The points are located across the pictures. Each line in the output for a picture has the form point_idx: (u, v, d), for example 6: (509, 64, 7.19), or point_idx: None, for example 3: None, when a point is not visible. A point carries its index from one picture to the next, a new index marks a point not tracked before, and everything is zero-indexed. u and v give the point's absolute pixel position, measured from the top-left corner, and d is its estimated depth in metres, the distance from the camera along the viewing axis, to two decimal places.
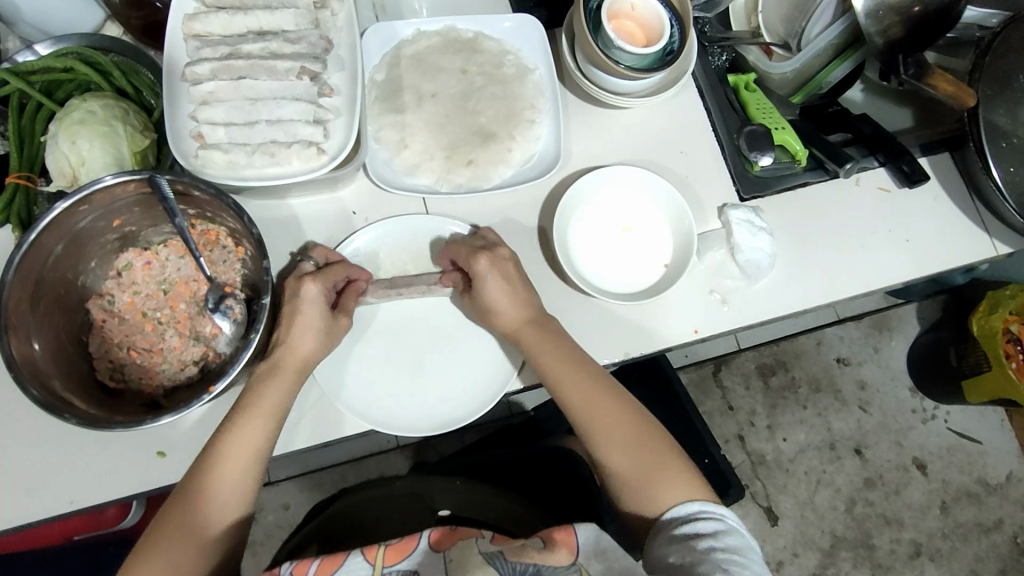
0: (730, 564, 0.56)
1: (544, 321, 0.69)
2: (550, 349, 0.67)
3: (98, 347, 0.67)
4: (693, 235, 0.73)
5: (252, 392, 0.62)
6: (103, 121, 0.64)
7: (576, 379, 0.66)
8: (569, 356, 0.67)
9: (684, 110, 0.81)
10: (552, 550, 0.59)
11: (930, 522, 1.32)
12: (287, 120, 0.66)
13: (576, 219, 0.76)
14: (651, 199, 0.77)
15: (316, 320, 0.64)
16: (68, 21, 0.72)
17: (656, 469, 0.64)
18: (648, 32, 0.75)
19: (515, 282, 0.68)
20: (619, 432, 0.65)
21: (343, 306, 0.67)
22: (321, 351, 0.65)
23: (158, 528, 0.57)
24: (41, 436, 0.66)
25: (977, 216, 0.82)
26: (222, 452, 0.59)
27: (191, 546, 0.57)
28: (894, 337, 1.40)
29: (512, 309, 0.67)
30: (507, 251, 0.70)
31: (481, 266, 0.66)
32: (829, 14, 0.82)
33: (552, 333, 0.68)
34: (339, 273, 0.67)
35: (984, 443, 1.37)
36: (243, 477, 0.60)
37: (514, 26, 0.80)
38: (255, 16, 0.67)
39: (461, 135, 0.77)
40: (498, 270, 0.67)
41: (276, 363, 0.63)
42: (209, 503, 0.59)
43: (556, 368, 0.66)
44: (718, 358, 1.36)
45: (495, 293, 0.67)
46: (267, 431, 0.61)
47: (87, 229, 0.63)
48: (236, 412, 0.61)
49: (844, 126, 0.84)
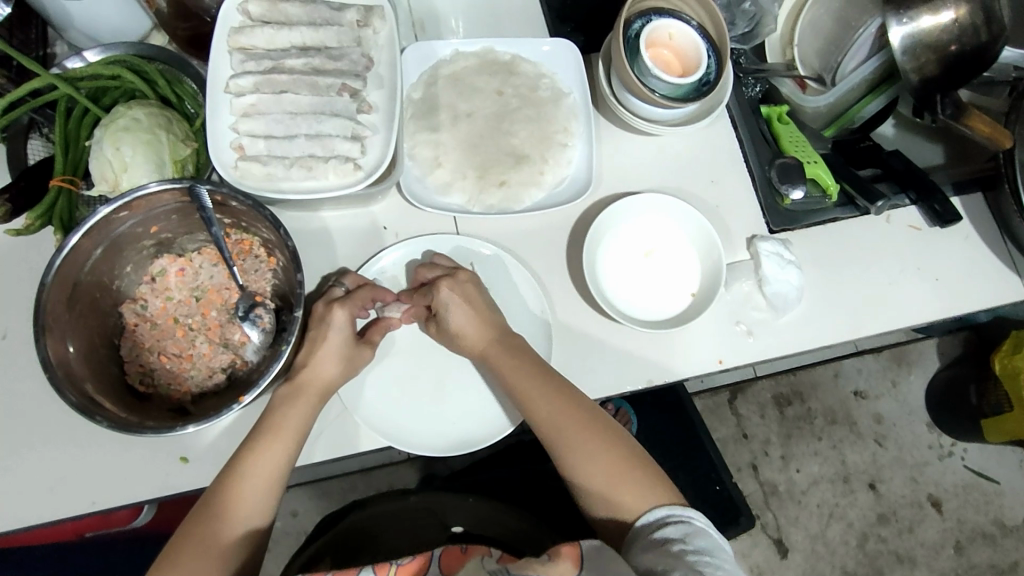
0: (703, 566, 0.57)
1: (508, 340, 0.68)
2: (510, 362, 0.67)
3: (130, 351, 0.68)
4: (722, 264, 0.73)
5: (278, 411, 0.63)
6: (146, 129, 0.66)
7: (542, 394, 0.65)
8: (531, 368, 0.66)
9: (716, 139, 0.81)
10: (556, 561, 0.57)
11: (944, 561, 1.30)
12: (325, 135, 0.67)
13: (610, 236, 0.76)
14: (680, 226, 0.77)
15: (342, 343, 0.65)
16: (117, 29, 0.73)
17: (620, 477, 0.63)
18: (683, 61, 0.76)
19: (471, 310, 0.68)
20: (585, 445, 0.64)
21: (369, 339, 0.68)
22: (347, 369, 0.65)
23: (180, 538, 0.58)
24: (66, 436, 0.67)
25: (1008, 257, 0.81)
26: (247, 465, 0.60)
27: (209, 559, 0.57)
28: (913, 371, 1.39)
29: (478, 331, 0.68)
30: (466, 271, 0.70)
31: (442, 295, 0.67)
32: (864, 51, 0.84)
33: (511, 346, 0.68)
34: (366, 298, 0.67)
35: (1001, 484, 1.35)
36: (265, 488, 0.61)
37: (551, 50, 0.81)
38: (299, 32, 0.69)
39: (494, 156, 0.77)
40: (458, 296, 0.68)
41: (302, 382, 0.64)
42: (231, 511, 0.59)
43: (518, 380, 0.66)
44: (733, 385, 1.36)
45: (458, 322, 0.68)
46: (289, 452, 0.62)
47: (125, 235, 0.65)
48: (261, 425, 0.62)
49: (873, 161, 0.83)
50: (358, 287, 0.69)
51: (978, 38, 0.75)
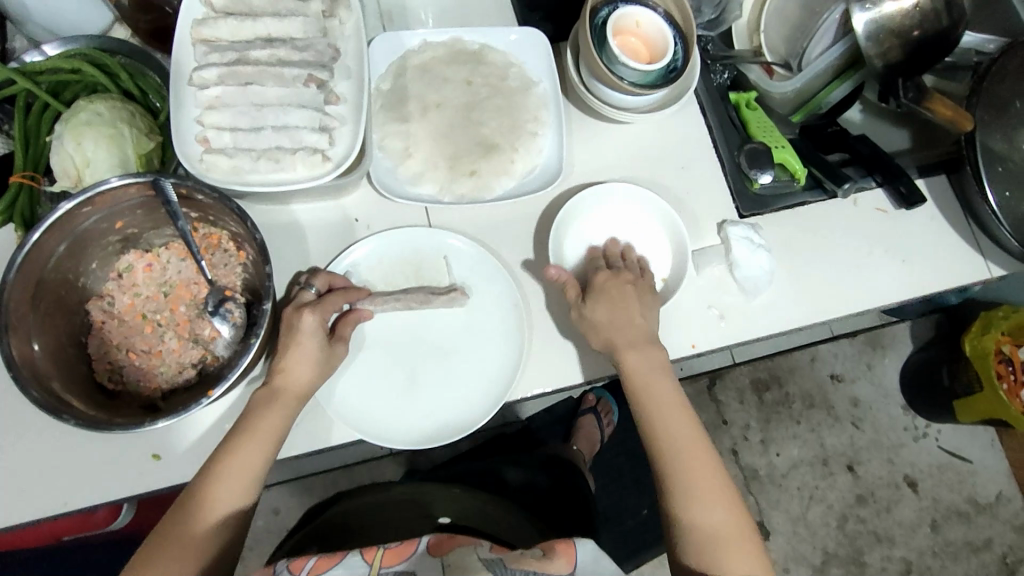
0: None
1: (647, 343, 0.67)
2: (656, 385, 0.66)
3: (97, 349, 0.67)
4: (687, 248, 0.74)
5: (256, 413, 0.61)
6: (109, 122, 0.65)
7: (681, 422, 0.64)
8: (675, 399, 0.66)
9: (686, 126, 0.82)
10: (552, 560, 0.58)
11: (920, 540, 1.32)
12: (292, 127, 0.67)
13: (594, 202, 0.77)
14: (646, 214, 0.78)
15: (314, 349, 0.63)
16: (77, 22, 0.72)
17: (726, 533, 0.59)
18: (651, 48, 0.76)
19: (632, 310, 0.68)
20: (702, 484, 0.61)
21: (340, 334, 0.67)
22: (323, 372, 0.64)
23: (159, 535, 0.57)
24: (35, 436, 0.66)
25: (972, 237, 0.82)
26: (222, 464, 0.59)
27: (185, 557, 0.55)
28: (887, 354, 1.41)
29: (628, 326, 0.67)
30: (649, 279, 0.72)
31: (612, 284, 0.69)
32: (829, 37, 0.85)
33: (657, 368, 0.66)
34: (335, 304, 0.66)
35: (974, 463, 1.38)
36: (246, 485, 0.59)
37: (519, 39, 0.81)
38: (263, 23, 0.68)
39: (465, 145, 0.77)
40: (629, 295, 0.69)
41: (277, 388, 0.62)
42: (202, 512, 0.57)
43: (654, 395, 0.65)
44: (712, 371, 1.37)
45: (604, 313, 0.68)
46: (267, 449, 0.61)
47: (90, 231, 0.64)
48: (238, 428, 0.61)
49: (841, 146, 0.84)
50: (328, 288, 0.68)
51: (939, 23, 0.76)
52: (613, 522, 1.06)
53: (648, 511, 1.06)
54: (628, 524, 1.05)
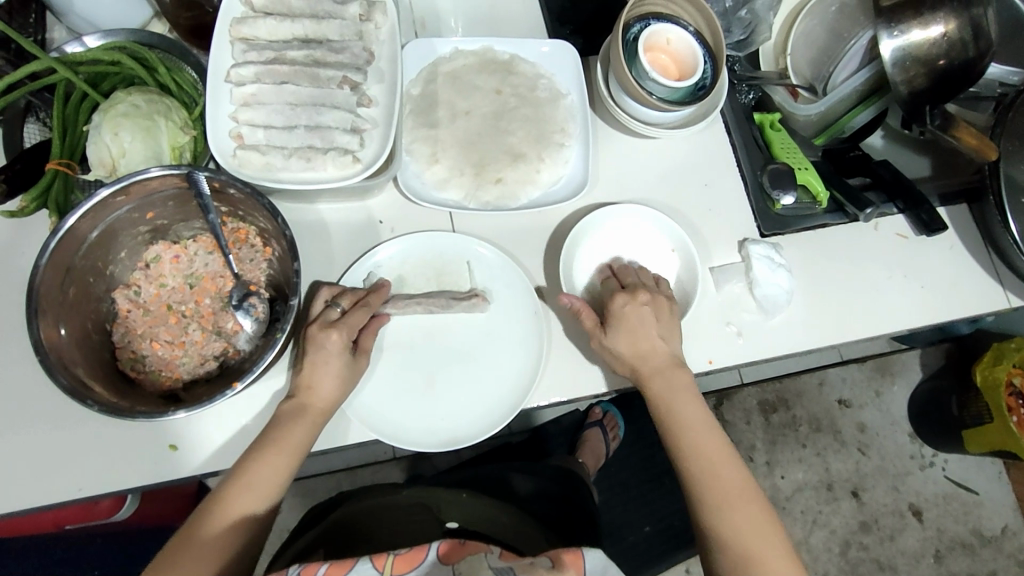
0: None
1: (669, 363, 0.67)
2: (678, 399, 0.66)
3: (121, 337, 0.68)
4: (697, 266, 0.75)
5: (283, 424, 0.62)
6: (146, 115, 0.66)
7: (706, 434, 0.65)
8: (702, 417, 0.66)
9: (710, 144, 0.83)
10: (562, 569, 0.56)
11: (923, 570, 1.31)
12: (324, 127, 0.67)
13: (615, 215, 0.77)
14: (651, 230, 0.78)
15: (341, 366, 0.63)
16: (118, 14, 0.73)
17: (757, 547, 0.60)
18: (681, 66, 0.77)
19: (652, 330, 0.68)
20: (729, 502, 0.61)
21: (363, 346, 0.66)
22: (345, 386, 0.64)
23: (183, 537, 0.57)
24: (54, 420, 0.67)
25: (992, 268, 0.83)
26: (248, 472, 0.59)
27: (208, 562, 0.55)
28: (897, 381, 1.41)
29: (648, 347, 0.67)
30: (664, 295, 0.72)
31: (631, 309, 0.68)
32: (856, 62, 0.86)
33: (682, 386, 0.67)
34: (359, 323, 0.66)
35: (981, 495, 1.37)
36: (269, 492, 0.60)
37: (550, 51, 0.82)
38: (302, 24, 0.69)
39: (491, 153, 0.78)
40: (646, 318, 0.68)
41: (304, 402, 0.63)
42: (224, 516, 0.57)
43: (679, 413, 0.66)
44: (721, 391, 1.36)
45: (626, 340, 0.67)
46: (291, 465, 0.61)
47: (121, 220, 0.64)
48: (264, 438, 0.62)
49: (862, 170, 0.85)
50: (352, 307, 0.67)
51: (965, 53, 0.76)
52: (615, 536, 1.02)
53: (650, 528, 1.03)
54: (630, 540, 1.02)
